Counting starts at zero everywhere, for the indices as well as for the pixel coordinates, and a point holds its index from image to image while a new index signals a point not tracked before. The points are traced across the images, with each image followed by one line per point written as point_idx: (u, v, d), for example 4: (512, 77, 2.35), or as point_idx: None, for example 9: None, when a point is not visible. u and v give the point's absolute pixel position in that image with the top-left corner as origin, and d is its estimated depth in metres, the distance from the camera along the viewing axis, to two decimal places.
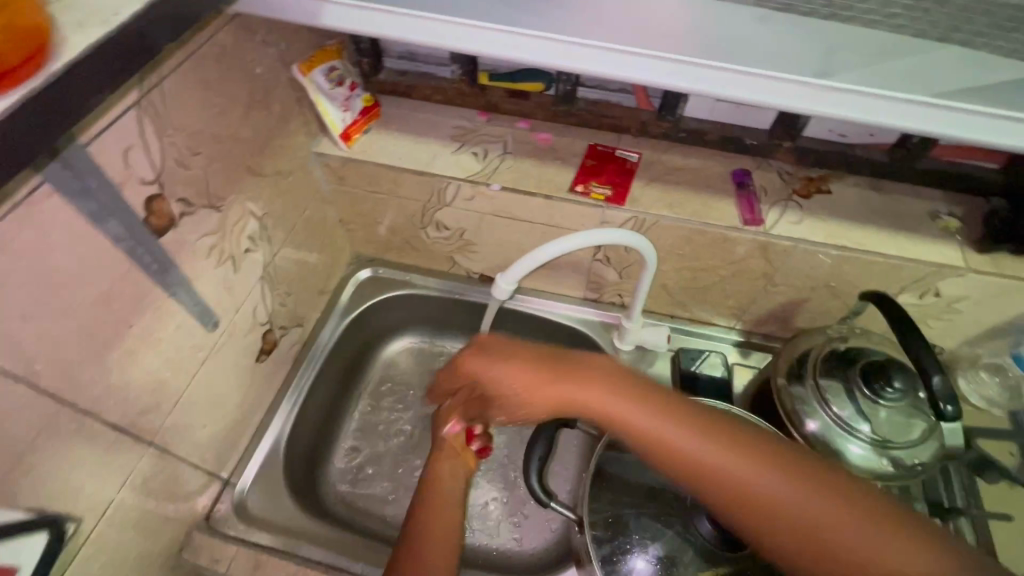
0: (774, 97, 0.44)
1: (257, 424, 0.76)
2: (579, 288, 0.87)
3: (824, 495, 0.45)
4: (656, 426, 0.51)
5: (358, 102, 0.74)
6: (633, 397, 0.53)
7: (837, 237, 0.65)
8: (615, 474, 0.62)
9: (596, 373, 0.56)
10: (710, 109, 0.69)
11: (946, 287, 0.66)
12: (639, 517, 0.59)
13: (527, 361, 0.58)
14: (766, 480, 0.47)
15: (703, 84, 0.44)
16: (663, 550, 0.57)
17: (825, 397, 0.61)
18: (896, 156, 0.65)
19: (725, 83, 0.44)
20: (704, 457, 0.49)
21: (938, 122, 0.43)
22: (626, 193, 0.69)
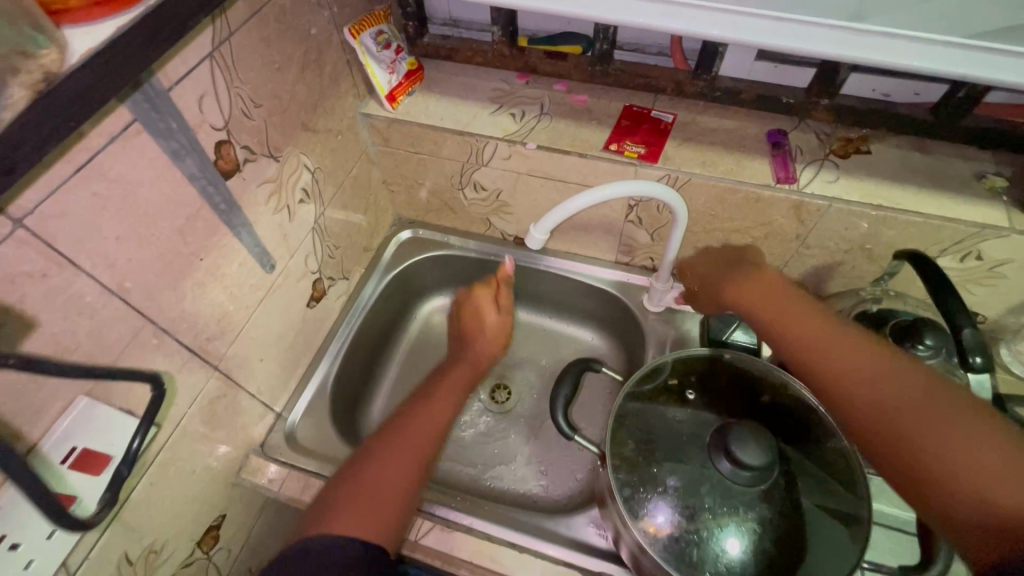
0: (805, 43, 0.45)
1: (307, 364, 0.83)
2: (610, 251, 0.89)
3: (929, 397, 0.44)
4: (796, 320, 0.55)
5: (403, 65, 0.79)
6: (780, 296, 0.58)
7: (873, 197, 0.65)
8: (636, 419, 0.65)
9: (763, 278, 0.61)
10: (747, 70, 0.71)
11: (988, 250, 0.65)
12: (660, 463, 0.61)
13: (726, 264, 0.67)
14: (891, 381, 0.47)
15: (748, 31, 0.46)
16: (680, 484, 0.59)
17: None
18: (941, 115, 0.64)
19: (767, 29, 0.45)
20: (827, 348, 0.52)
21: (982, 65, 0.43)
22: (659, 151, 0.71)
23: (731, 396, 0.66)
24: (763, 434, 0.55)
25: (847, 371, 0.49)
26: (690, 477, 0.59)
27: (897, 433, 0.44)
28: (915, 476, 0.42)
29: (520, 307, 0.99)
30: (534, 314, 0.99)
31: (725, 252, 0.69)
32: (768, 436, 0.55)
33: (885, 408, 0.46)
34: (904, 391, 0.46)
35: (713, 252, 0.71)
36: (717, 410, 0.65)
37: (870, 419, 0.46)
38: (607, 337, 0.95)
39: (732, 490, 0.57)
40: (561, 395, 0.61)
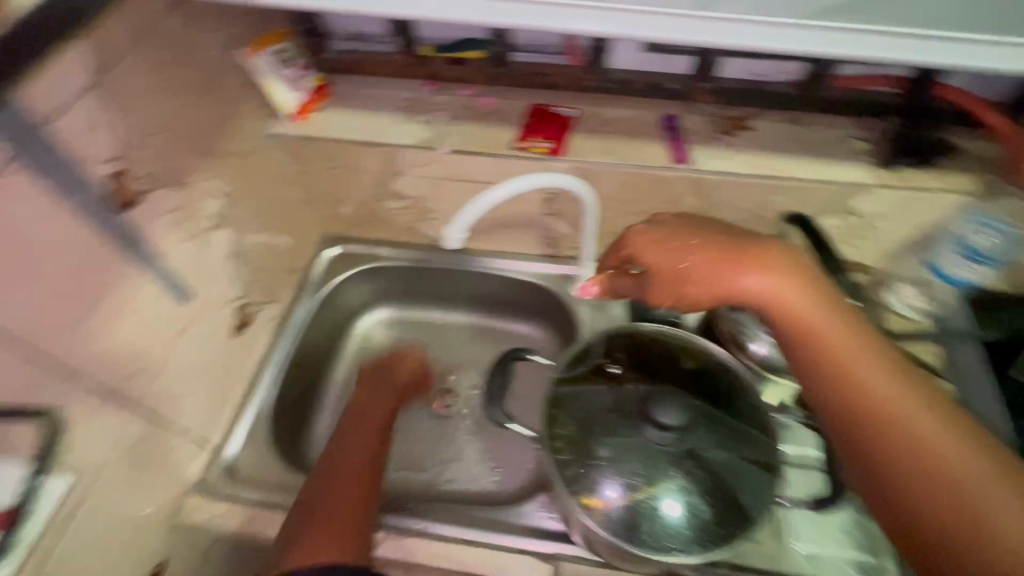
0: (658, 32, 0.51)
1: (242, 393, 0.81)
2: (536, 245, 0.92)
3: (925, 404, 0.44)
4: (813, 318, 0.49)
5: (308, 81, 0.79)
6: (786, 280, 0.50)
7: (759, 166, 0.71)
8: (566, 400, 0.68)
9: (772, 256, 0.51)
10: (634, 60, 0.76)
11: (860, 206, 0.72)
12: (596, 439, 0.64)
13: (703, 234, 0.54)
14: (897, 387, 0.45)
15: (613, 25, 0.51)
16: (611, 456, 0.62)
17: None
18: (805, 88, 0.71)
19: (631, 22, 0.51)
20: (833, 335, 0.48)
21: (799, 41, 0.50)
22: (564, 145, 0.75)
23: (651, 366, 0.70)
24: (675, 399, 0.63)
25: (855, 365, 0.46)
26: (619, 448, 0.62)
27: (905, 437, 0.43)
28: (918, 486, 0.41)
29: (457, 310, 1.01)
30: (471, 315, 1.00)
31: (681, 224, 0.57)
32: (677, 399, 0.64)
33: (892, 412, 0.44)
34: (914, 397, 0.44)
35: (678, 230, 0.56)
36: (642, 379, 0.68)
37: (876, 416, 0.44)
38: (544, 329, 0.97)
39: (657, 454, 0.61)
40: (493, 384, 0.63)
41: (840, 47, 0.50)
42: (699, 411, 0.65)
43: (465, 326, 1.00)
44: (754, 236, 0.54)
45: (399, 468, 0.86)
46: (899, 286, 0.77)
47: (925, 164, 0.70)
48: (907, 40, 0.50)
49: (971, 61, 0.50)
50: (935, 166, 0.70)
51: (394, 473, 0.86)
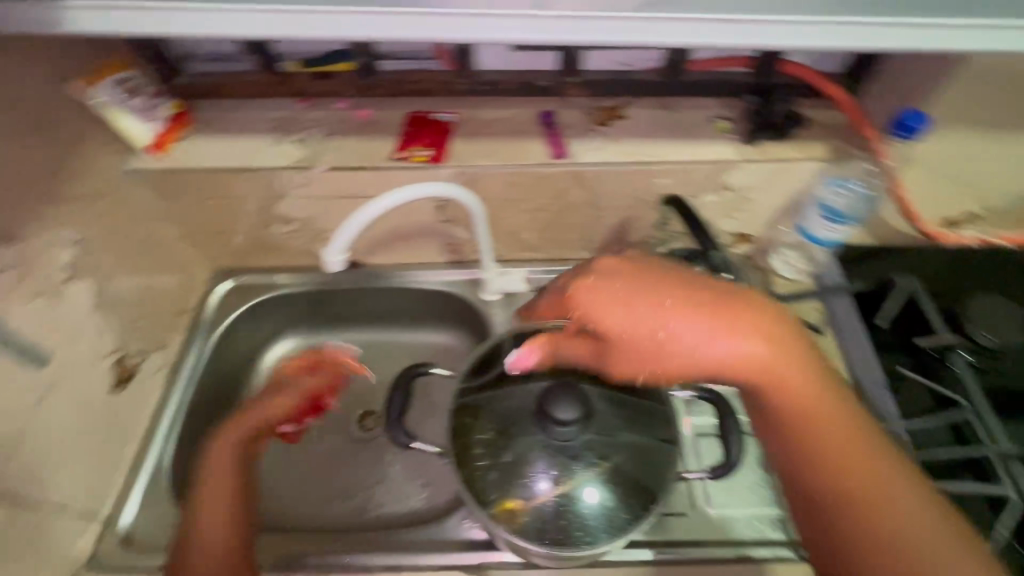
0: (495, 33, 0.50)
1: (133, 453, 0.74)
2: (439, 253, 0.91)
3: (894, 480, 0.47)
4: (800, 390, 0.48)
5: (164, 109, 0.73)
6: (777, 348, 0.46)
7: (635, 154, 0.73)
8: (472, 406, 0.68)
9: (756, 316, 0.47)
10: (509, 59, 0.76)
11: (733, 181, 0.76)
12: (504, 442, 0.64)
13: (673, 291, 0.47)
14: (876, 467, 0.48)
15: (447, 29, 0.49)
16: (517, 455, 0.63)
17: None
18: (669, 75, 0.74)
19: (465, 26, 0.49)
20: (820, 414, 0.48)
21: (634, 32, 0.49)
22: (445, 151, 0.74)
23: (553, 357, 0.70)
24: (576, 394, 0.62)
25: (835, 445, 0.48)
26: (524, 446, 0.63)
27: (882, 519, 0.46)
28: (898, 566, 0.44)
29: (371, 328, 0.98)
30: (386, 331, 0.98)
31: (640, 275, 0.49)
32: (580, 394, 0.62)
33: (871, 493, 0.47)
34: (887, 475, 0.47)
35: (647, 288, 0.47)
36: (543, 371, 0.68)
37: (856, 497, 0.47)
38: (460, 335, 0.96)
39: (561, 448, 0.62)
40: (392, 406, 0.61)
41: (679, 36, 0.50)
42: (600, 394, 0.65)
43: (381, 343, 0.98)
44: (732, 293, 0.48)
45: (325, 501, 0.83)
46: (780, 249, 0.83)
47: (783, 138, 0.73)
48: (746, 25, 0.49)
49: (823, 39, 0.49)
50: (792, 138, 0.73)
51: (319, 506, 0.83)
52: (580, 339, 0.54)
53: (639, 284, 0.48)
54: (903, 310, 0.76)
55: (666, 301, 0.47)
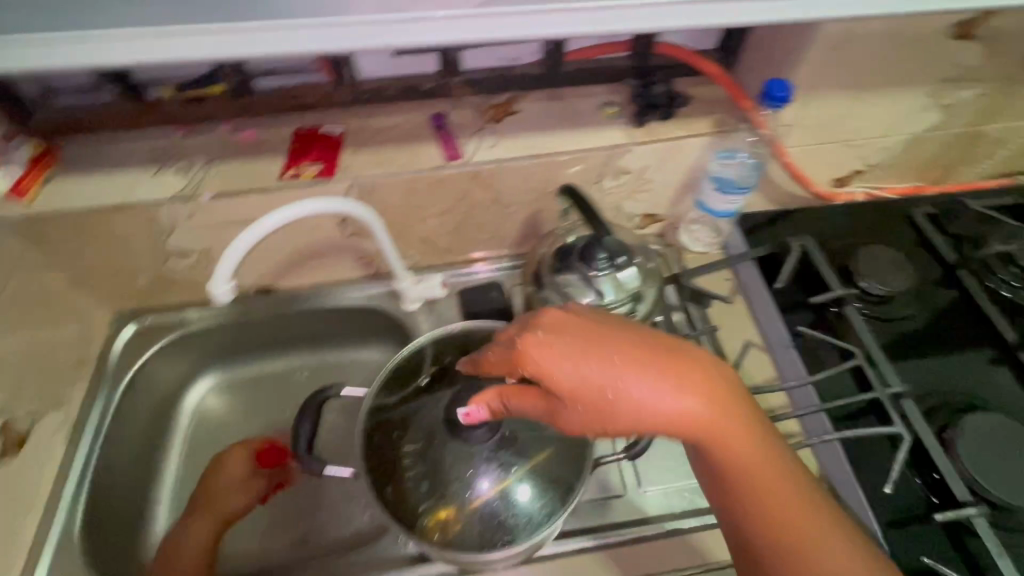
0: (349, 40, 0.48)
1: (36, 522, 0.70)
2: (353, 268, 0.89)
3: (823, 530, 0.51)
4: (738, 442, 0.51)
5: (20, 150, 0.68)
6: (715, 403, 0.49)
7: (528, 148, 0.74)
8: (388, 419, 0.68)
9: (698, 372, 0.50)
10: (391, 66, 0.75)
11: (628, 164, 0.77)
12: (421, 454, 0.64)
13: (620, 347, 0.49)
14: (806, 516, 0.51)
15: (296, 42, 0.47)
16: (436, 462, 0.63)
17: (567, 292, 0.72)
18: (549, 66, 0.74)
19: (313, 37, 0.47)
20: (758, 465, 0.52)
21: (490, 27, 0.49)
22: (335, 164, 0.72)
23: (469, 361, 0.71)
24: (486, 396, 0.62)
25: (770, 493, 0.51)
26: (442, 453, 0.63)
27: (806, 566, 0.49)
28: None
29: (296, 354, 0.95)
30: (312, 354, 0.95)
31: (594, 332, 0.50)
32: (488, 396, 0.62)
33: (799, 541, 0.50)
34: (817, 525, 0.51)
35: (597, 344, 0.49)
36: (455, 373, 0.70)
37: (782, 543, 0.50)
38: (388, 348, 0.94)
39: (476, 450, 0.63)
40: (302, 434, 0.60)
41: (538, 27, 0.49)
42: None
43: (308, 368, 0.95)
44: (679, 348, 0.51)
45: (262, 537, 0.81)
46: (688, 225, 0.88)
47: (668, 117, 0.74)
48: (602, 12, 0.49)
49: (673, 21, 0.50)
50: (675, 116, 0.75)
51: (257, 543, 0.80)
52: (531, 394, 0.52)
53: (590, 339, 0.49)
54: (801, 270, 0.79)
55: (614, 357, 0.48)
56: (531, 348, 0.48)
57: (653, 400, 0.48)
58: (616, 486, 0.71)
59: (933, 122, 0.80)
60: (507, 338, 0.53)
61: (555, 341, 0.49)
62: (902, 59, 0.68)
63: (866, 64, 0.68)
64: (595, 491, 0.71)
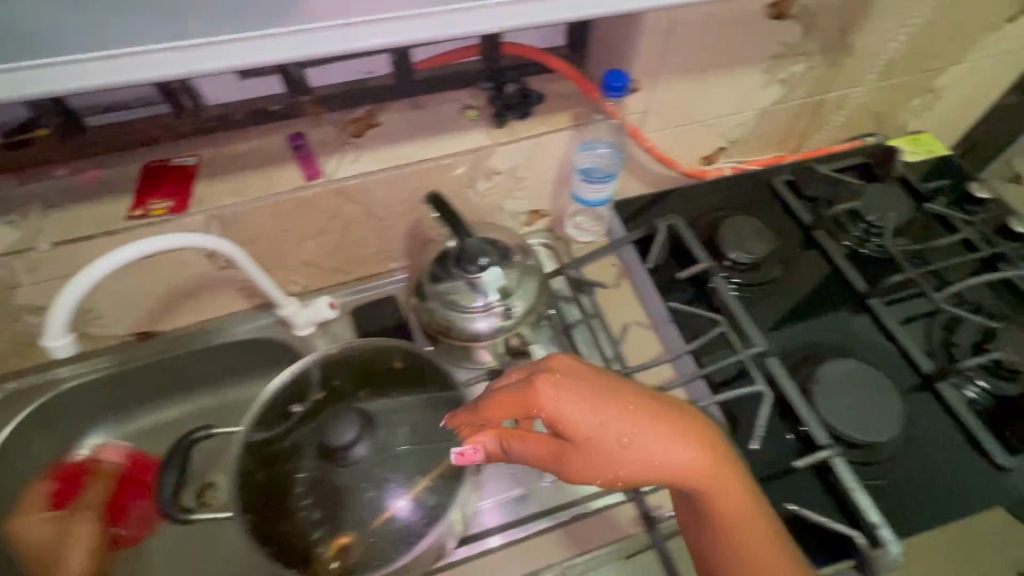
0: (153, 72, 0.44)
1: None
2: (238, 300, 0.86)
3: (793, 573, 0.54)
4: (729, 492, 0.54)
5: None
6: (710, 455, 0.55)
7: (390, 159, 0.73)
8: (271, 451, 0.65)
9: (692, 427, 0.56)
10: (231, 91, 0.74)
11: (496, 165, 0.78)
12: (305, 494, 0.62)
13: (628, 399, 0.55)
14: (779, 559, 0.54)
15: (54, 81, 0.43)
16: (321, 489, 0.62)
17: (454, 300, 0.72)
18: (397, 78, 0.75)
19: (73, 72, 0.43)
20: (743, 512, 0.55)
21: (307, 45, 0.46)
22: (188, 197, 0.68)
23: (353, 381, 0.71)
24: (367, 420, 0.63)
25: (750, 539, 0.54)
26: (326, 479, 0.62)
27: None
28: None
29: (191, 397, 0.90)
30: (209, 395, 0.91)
31: (601, 380, 0.56)
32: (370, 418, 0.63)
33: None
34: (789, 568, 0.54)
35: (604, 393, 0.55)
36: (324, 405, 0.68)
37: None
38: None
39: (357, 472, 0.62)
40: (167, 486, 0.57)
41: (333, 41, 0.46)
42: (386, 407, 0.67)
43: (206, 410, 0.90)
44: (677, 404, 0.57)
45: None
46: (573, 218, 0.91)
47: (527, 115, 0.76)
48: (403, 21, 0.47)
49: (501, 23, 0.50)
50: (534, 114, 0.76)
51: None
52: (530, 437, 0.56)
53: (597, 388, 0.55)
54: (674, 248, 0.83)
55: (621, 406, 0.54)
56: (543, 391, 0.54)
57: (653, 444, 0.53)
58: (523, 480, 0.71)
59: (776, 96, 0.85)
60: (516, 381, 0.58)
61: (561, 379, 0.55)
62: (731, 38, 0.72)
63: (697, 48, 0.72)
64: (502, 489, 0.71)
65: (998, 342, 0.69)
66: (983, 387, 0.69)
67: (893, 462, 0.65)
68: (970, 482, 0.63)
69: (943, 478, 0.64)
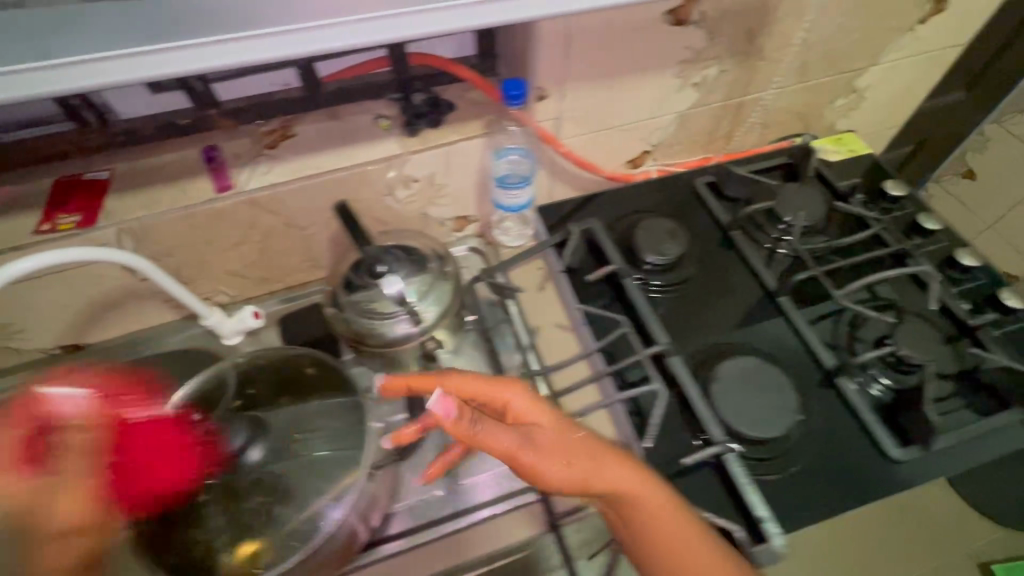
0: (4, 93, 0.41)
1: None
2: (166, 311, 0.86)
3: None
4: (665, 512, 0.54)
5: None
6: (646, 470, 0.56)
7: (302, 170, 0.74)
8: None
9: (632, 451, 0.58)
10: (141, 106, 0.74)
11: (412, 173, 0.79)
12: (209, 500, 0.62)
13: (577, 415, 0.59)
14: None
15: (7, 89, 0.41)
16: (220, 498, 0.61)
17: (368, 308, 0.73)
18: (308, 90, 0.76)
19: None
20: (681, 535, 0.54)
21: (177, 62, 0.44)
22: (97, 211, 0.69)
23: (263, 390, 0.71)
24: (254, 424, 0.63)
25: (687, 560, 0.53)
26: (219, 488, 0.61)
27: None
28: None
29: None
30: None
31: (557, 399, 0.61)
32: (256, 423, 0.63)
33: None
34: None
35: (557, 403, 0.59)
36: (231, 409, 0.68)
37: None
38: None
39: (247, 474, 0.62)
40: None
41: (245, 56, 0.45)
42: (296, 412, 0.68)
43: None
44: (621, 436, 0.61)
45: None
46: (503, 225, 0.93)
47: (440, 123, 0.77)
48: (281, 36, 0.44)
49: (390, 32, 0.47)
50: (448, 123, 0.77)
51: None
52: (503, 426, 0.55)
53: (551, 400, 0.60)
54: (590, 252, 0.84)
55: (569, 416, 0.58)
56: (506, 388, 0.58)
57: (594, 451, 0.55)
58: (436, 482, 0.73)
59: (692, 100, 0.87)
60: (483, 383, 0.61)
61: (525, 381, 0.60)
62: (636, 44, 0.73)
63: (602, 55, 0.73)
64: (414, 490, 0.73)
65: (896, 337, 0.70)
66: (883, 382, 0.70)
67: (790, 455, 0.66)
68: (863, 474, 0.65)
69: (837, 471, 0.65)
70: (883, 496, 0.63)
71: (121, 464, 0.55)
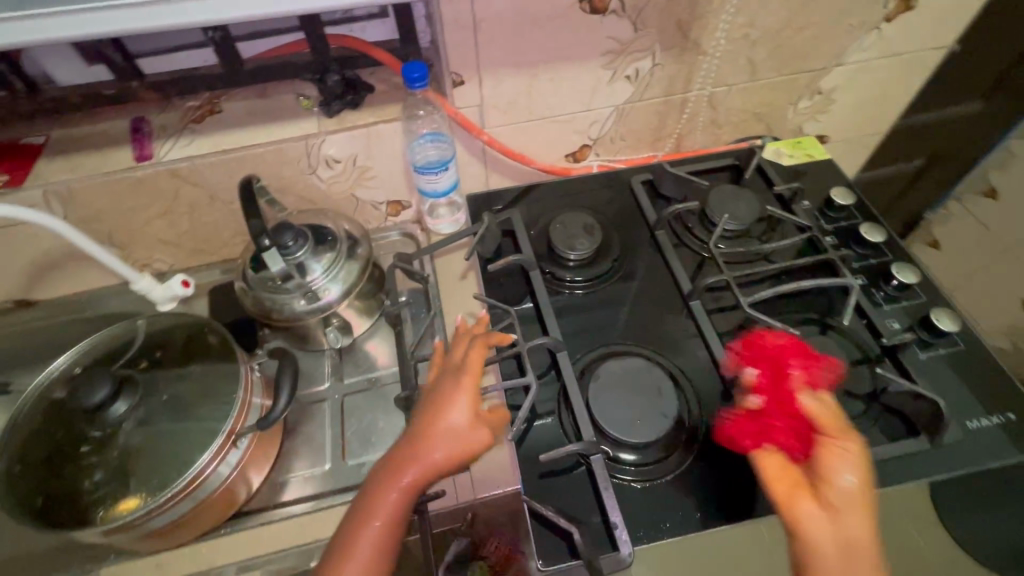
0: None
1: None
2: (109, 274, 0.91)
3: None
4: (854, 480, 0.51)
5: None
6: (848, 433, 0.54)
7: (220, 143, 0.76)
8: (65, 418, 0.67)
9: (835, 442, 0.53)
10: (69, 76, 0.77)
11: (333, 154, 0.80)
12: (93, 452, 0.65)
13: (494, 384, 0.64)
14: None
15: None
16: (104, 455, 0.65)
17: (272, 282, 0.74)
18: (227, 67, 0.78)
19: None
20: (849, 530, 0.48)
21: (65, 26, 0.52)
22: (26, 173, 0.73)
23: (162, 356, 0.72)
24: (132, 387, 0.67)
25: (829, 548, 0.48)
26: (105, 446, 0.65)
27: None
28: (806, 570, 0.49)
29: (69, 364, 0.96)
30: None
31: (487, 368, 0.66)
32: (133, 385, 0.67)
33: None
34: None
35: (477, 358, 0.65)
36: (132, 366, 0.71)
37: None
38: None
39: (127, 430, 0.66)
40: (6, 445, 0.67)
41: (131, 22, 0.53)
42: (186, 377, 0.70)
43: None
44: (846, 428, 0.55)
45: None
46: (435, 210, 0.91)
47: (358, 105, 0.78)
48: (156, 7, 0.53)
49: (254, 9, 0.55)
50: (366, 105, 0.78)
51: None
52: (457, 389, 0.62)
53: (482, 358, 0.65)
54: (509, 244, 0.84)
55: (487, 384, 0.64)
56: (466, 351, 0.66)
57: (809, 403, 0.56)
58: (329, 457, 0.76)
59: (628, 92, 0.84)
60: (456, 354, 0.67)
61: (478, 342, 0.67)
62: (553, 29, 0.72)
63: (517, 40, 0.72)
64: (307, 463, 0.75)
65: None
66: None
67: (669, 463, 0.63)
68: (743, 491, 0.62)
69: (717, 486, 0.62)
70: (758, 516, 0.60)
71: (764, 408, 0.59)
